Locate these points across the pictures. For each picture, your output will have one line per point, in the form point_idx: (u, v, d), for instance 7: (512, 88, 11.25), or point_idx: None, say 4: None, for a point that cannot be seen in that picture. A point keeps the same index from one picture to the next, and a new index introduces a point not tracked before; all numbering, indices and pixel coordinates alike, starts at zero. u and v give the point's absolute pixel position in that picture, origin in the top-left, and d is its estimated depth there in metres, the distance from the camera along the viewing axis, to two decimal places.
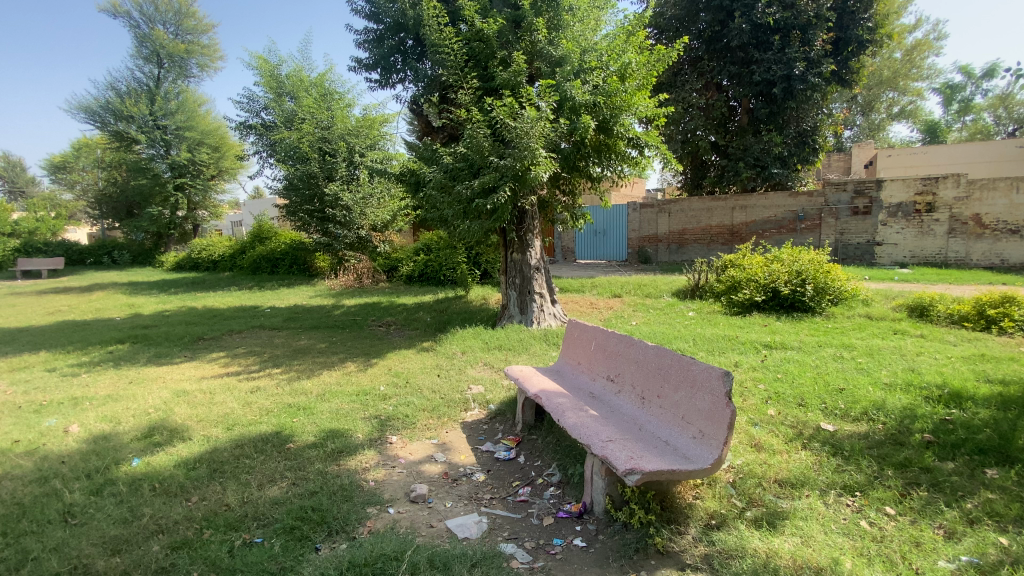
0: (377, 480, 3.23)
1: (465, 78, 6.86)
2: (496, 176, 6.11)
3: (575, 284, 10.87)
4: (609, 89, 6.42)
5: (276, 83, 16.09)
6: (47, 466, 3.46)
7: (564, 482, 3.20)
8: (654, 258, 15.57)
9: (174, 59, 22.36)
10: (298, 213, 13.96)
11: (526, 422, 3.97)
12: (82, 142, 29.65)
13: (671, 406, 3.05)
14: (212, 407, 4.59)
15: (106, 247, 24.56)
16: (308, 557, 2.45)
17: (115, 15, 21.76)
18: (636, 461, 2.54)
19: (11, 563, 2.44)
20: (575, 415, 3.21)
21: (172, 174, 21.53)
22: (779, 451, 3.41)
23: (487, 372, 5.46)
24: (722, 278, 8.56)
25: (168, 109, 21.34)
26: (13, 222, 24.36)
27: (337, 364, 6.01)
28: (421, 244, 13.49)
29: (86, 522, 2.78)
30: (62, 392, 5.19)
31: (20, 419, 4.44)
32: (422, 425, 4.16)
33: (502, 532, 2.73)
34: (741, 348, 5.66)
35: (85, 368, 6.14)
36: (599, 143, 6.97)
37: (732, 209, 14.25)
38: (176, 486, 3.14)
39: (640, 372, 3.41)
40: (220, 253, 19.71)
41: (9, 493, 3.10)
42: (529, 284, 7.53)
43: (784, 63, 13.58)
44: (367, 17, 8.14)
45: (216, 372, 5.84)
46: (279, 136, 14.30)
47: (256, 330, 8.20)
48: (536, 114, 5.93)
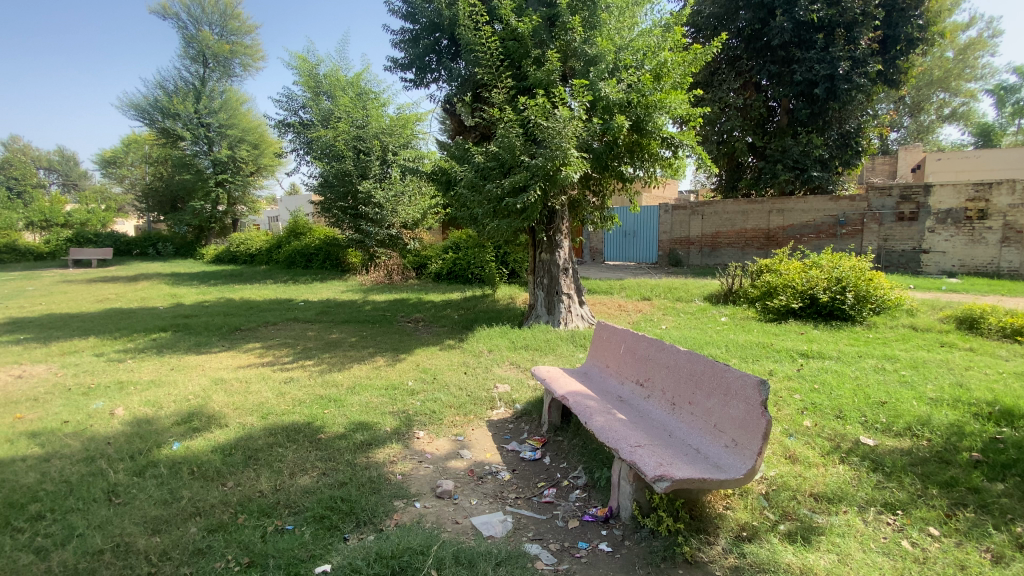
0: (404, 474, 3.27)
1: (499, 78, 6.87)
2: (526, 175, 6.08)
3: (604, 286, 10.74)
4: (642, 87, 6.32)
5: (315, 82, 16.55)
6: (94, 446, 3.63)
7: (590, 485, 3.17)
8: (685, 261, 15.33)
9: (218, 59, 23.19)
10: (332, 209, 14.28)
11: (552, 423, 3.95)
12: (132, 138, 31.18)
13: (703, 413, 2.98)
14: (247, 395, 4.74)
15: (151, 239, 25.65)
16: (337, 546, 2.50)
17: (165, 17, 22.75)
18: (666, 468, 2.49)
19: (59, 538, 2.57)
20: (602, 418, 3.16)
21: (215, 170, 22.36)
22: (816, 464, 3.29)
23: (514, 372, 5.46)
24: (756, 283, 8.34)
25: (211, 108, 22.19)
26: (67, 214, 25.77)
27: (366, 358, 6.12)
28: (450, 242, 13.59)
29: (129, 502, 2.91)
30: (109, 377, 5.45)
31: (70, 401, 4.68)
32: (449, 422, 4.18)
33: (527, 532, 2.72)
34: (776, 356, 5.49)
35: (130, 354, 6.43)
36: (632, 143, 6.86)
37: (768, 212, 13.90)
38: (213, 471, 3.24)
39: (671, 377, 3.34)
40: (257, 247, 20.35)
41: (58, 471, 3.27)
42: (557, 284, 7.49)
43: (827, 62, 13.12)
44: (403, 17, 8.23)
45: (252, 362, 6.02)
46: (315, 134, 14.66)
47: (290, 323, 8.43)
48: (569, 113, 5.90)
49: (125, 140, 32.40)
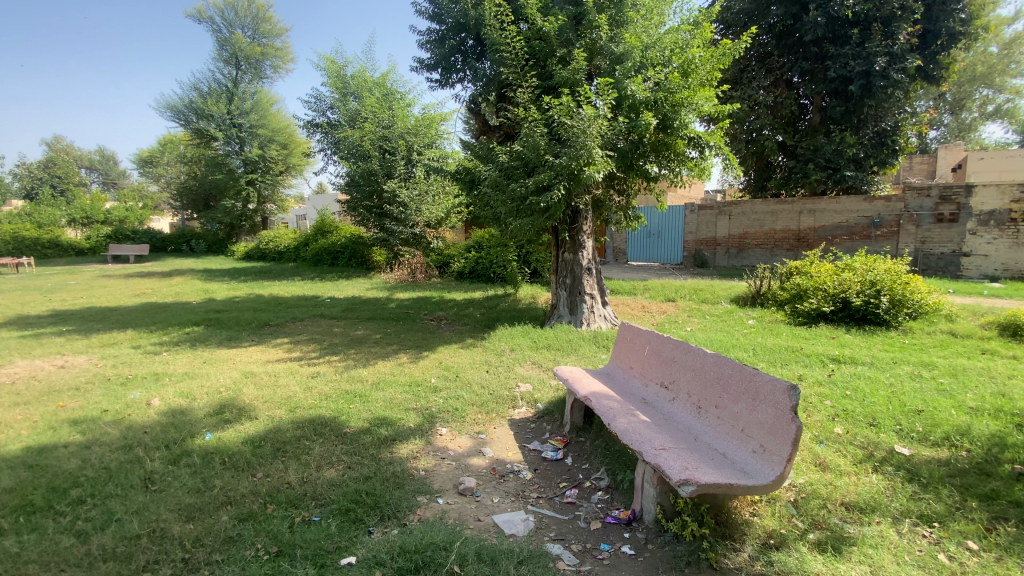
0: (427, 470, 3.31)
1: (524, 77, 6.86)
2: (550, 174, 6.05)
3: (627, 287, 10.64)
4: (670, 85, 6.24)
5: (342, 83, 16.89)
6: (131, 435, 3.78)
7: (612, 487, 3.14)
8: (711, 262, 15.07)
9: (250, 61, 23.81)
10: (358, 208, 14.49)
11: (574, 424, 3.94)
12: (168, 138, 32.30)
13: (730, 417, 2.93)
14: (276, 389, 4.86)
15: (185, 236, 26.51)
16: (362, 539, 2.54)
17: (200, 21, 23.48)
18: (691, 472, 2.46)
19: (98, 522, 2.68)
20: (625, 420, 3.13)
21: (246, 169, 23.00)
22: (847, 473, 3.19)
23: (536, 371, 5.45)
24: (786, 286, 8.14)
25: (243, 109, 22.83)
26: (106, 212, 26.82)
27: (390, 355, 6.19)
28: (473, 241, 13.66)
29: (164, 489, 3.02)
30: (145, 368, 5.66)
31: (109, 391, 4.87)
32: (471, 419, 4.20)
33: (549, 532, 2.72)
34: (806, 361, 5.35)
35: (165, 347, 6.66)
36: (658, 142, 6.78)
37: (799, 212, 13.55)
38: (243, 462, 3.34)
39: (696, 381, 3.29)
40: (285, 245, 20.82)
41: (98, 457, 3.41)
42: (579, 285, 7.45)
43: (863, 58, 12.72)
44: (430, 18, 8.28)
45: (280, 357, 6.16)
46: (342, 134, 14.93)
47: (317, 319, 8.60)
48: (594, 112, 5.86)
49: (162, 141, 33.58)
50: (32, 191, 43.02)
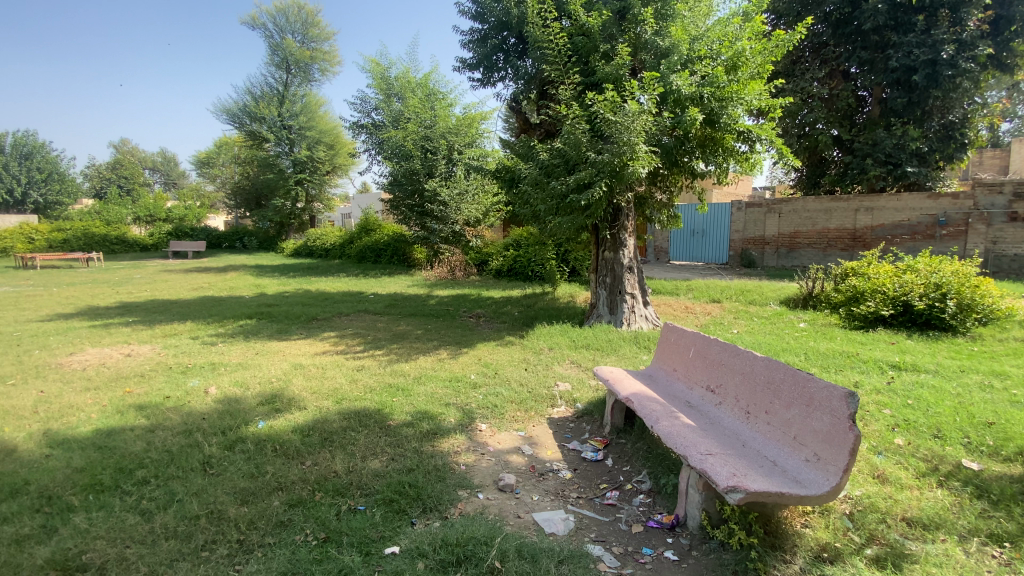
0: (468, 465, 3.34)
1: (567, 73, 6.78)
2: (592, 171, 5.96)
3: (670, 287, 10.39)
4: (718, 78, 6.07)
5: (386, 85, 17.34)
6: (191, 421, 4.01)
7: (654, 491, 3.07)
8: (759, 262, 14.50)
9: (300, 65, 24.71)
10: (400, 208, 14.86)
11: (614, 425, 3.88)
12: (224, 140, 34.02)
13: (781, 424, 2.81)
14: (323, 380, 5.04)
15: (239, 234, 27.85)
16: (405, 530, 2.60)
17: (254, 27, 24.56)
18: (739, 479, 2.37)
19: (162, 502, 2.86)
20: (669, 423, 3.05)
21: (295, 170, 23.92)
22: (909, 486, 3.00)
23: (575, 371, 5.40)
24: (841, 288, 7.75)
25: (293, 111, 23.77)
26: (168, 210, 28.49)
27: (431, 350, 6.30)
28: (511, 239, 13.66)
29: (221, 473, 3.18)
30: (203, 358, 5.98)
31: (171, 378, 5.19)
32: (510, 416, 4.21)
33: (589, 533, 2.69)
34: (862, 367, 5.07)
35: (221, 338, 7.02)
36: (705, 137, 6.58)
37: (855, 210, 12.87)
38: (293, 449, 3.47)
39: (745, 385, 3.18)
40: (331, 242, 21.53)
41: (161, 441, 3.63)
42: (620, 284, 7.33)
43: (928, 46, 11.95)
44: (473, 17, 8.34)
45: (327, 350, 6.38)
46: (387, 135, 15.33)
47: (361, 314, 8.85)
48: (638, 108, 5.75)
49: (218, 143, 35.43)
50: (101, 190, 46.25)
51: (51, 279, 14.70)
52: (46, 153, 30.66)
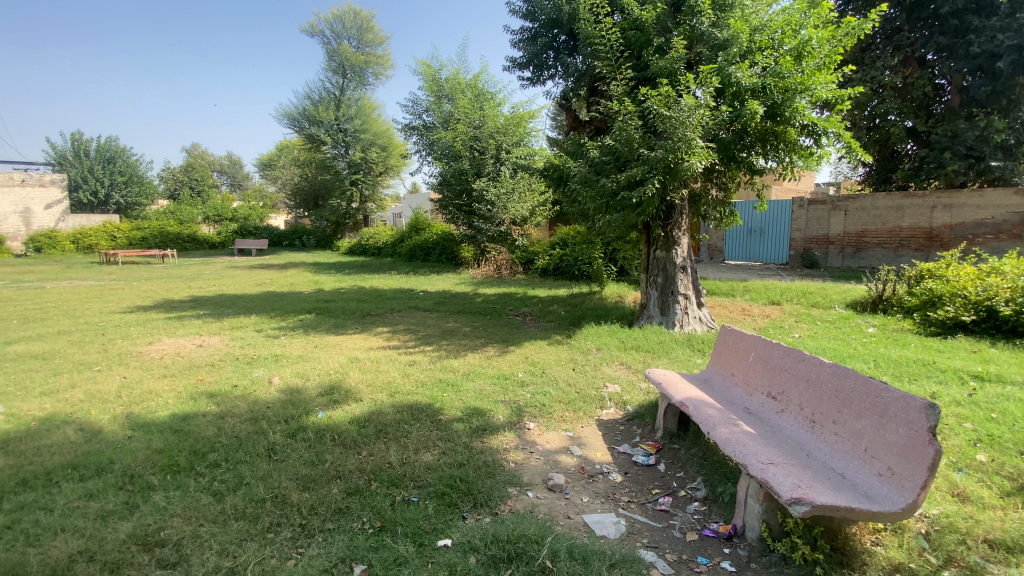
0: (517, 462, 3.36)
1: (619, 69, 6.63)
2: (644, 168, 5.80)
3: (725, 287, 10.00)
4: (781, 69, 5.80)
5: (437, 87, 17.73)
6: (257, 409, 4.24)
7: (710, 499, 2.97)
8: (822, 263, 13.71)
9: (355, 70, 25.67)
10: (449, 207, 15.16)
11: (667, 429, 3.78)
12: (286, 144, 35.86)
13: (850, 435, 2.64)
14: (378, 374, 5.21)
15: (298, 233, 29.21)
16: (457, 523, 2.64)
17: (313, 35, 25.71)
18: (804, 490, 2.25)
19: (232, 484, 3.05)
20: (727, 429, 2.93)
21: (350, 171, 24.87)
22: (993, 507, 2.74)
23: (625, 372, 5.31)
24: (915, 291, 7.20)
25: (349, 114, 24.74)
26: (234, 211, 30.31)
27: (479, 347, 6.37)
28: (558, 238, 13.57)
29: (284, 459, 3.35)
30: (267, 350, 6.33)
31: (238, 368, 5.52)
32: (558, 416, 4.19)
33: (641, 538, 2.63)
34: (940, 377, 4.68)
35: (283, 332, 7.40)
36: (766, 131, 6.31)
37: (931, 207, 11.96)
38: (350, 439, 3.61)
39: (811, 393, 3.01)
40: (383, 241, 22.20)
41: (230, 426, 3.87)
42: (672, 284, 7.12)
43: (1014, 31, 11.04)
44: (523, 16, 8.30)
45: (380, 345, 6.59)
46: (437, 136, 15.68)
47: (412, 310, 9.08)
48: (694, 102, 5.56)
49: (280, 146, 37.37)
50: (175, 192, 49.64)
51: (132, 274, 15.98)
52: (127, 157, 33.17)
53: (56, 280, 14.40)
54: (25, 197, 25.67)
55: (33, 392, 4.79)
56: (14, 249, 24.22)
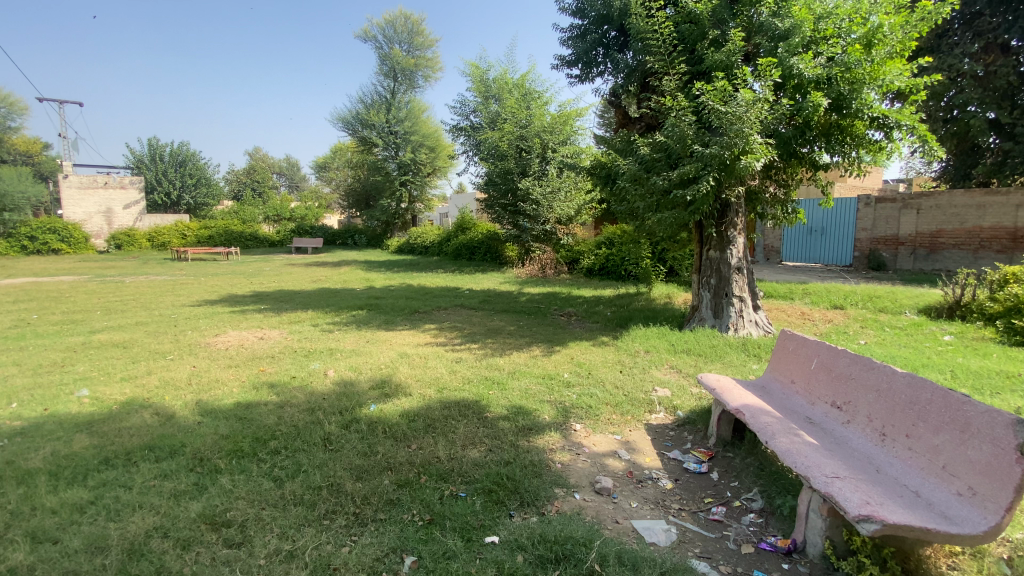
0: (564, 463, 3.33)
1: (673, 64, 6.43)
2: (698, 165, 5.62)
3: (782, 290, 9.54)
4: (849, 59, 5.48)
5: (485, 87, 17.92)
6: (313, 400, 4.43)
7: (767, 511, 2.84)
8: (890, 265, 12.81)
9: (406, 73, 26.37)
10: (494, 207, 15.26)
11: (721, 437, 3.64)
12: (340, 147, 37.31)
13: (926, 450, 2.45)
14: (426, 370, 5.32)
15: (350, 232, 30.28)
16: (504, 521, 2.66)
17: (366, 40, 26.60)
18: (873, 508, 2.10)
19: (291, 471, 3.20)
20: (787, 439, 2.79)
21: (399, 172, 25.56)
22: None
23: (675, 376, 5.16)
24: (999, 296, 6.59)
25: (399, 117, 25.41)
26: (292, 211, 31.81)
27: (524, 346, 6.38)
28: (604, 237, 13.35)
29: (339, 449, 3.48)
30: (321, 343, 6.60)
31: (296, 360, 5.79)
32: (605, 419, 4.13)
33: (693, 547, 2.55)
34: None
35: (336, 327, 7.70)
36: (830, 125, 5.98)
37: (1016, 205, 10.93)
38: (401, 433, 3.71)
39: (882, 404, 2.81)
40: (430, 240, 22.64)
41: (289, 416, 4.07)
42: (726, 286, 6.86)
43: None
44: (573, 14, 8.21)
45: (428, 341, 6.73)
46: (484, 136, 15.84)
47: (458, 308, 9.21)
48: (752, 96, 5.33)
49: (335, 149, 38.92)
50: (238, 193, 52.46)
51: (201, 270, 17.11)
52: (196, 160, 35.41)
53: (134, 274, 15.62)
54: (108, 198, 27.93)
55: (115, 378, 5.22)
56: (98, 247, 26.43)
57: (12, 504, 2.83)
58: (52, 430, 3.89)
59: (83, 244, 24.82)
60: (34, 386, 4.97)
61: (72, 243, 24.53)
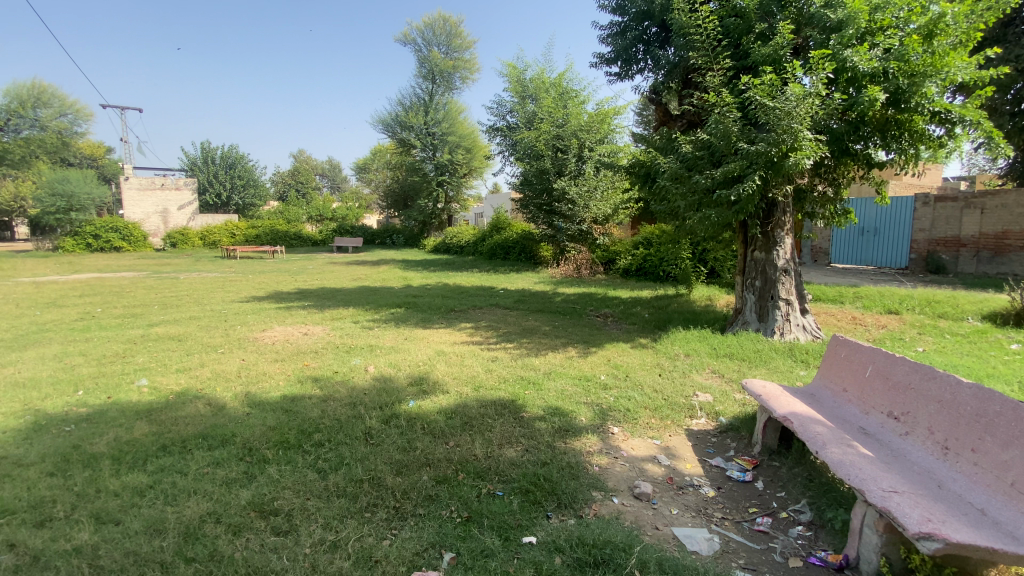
0: (601, 467, 3.29)
1: (717, 59, 6.25)
2: (743, 163, 5.44)
3: (831, 293, 9.12)
4: (907, 51, 5.19)
5: (522, 87, 17.97)
6: (355, 394, 4.55)
7: (816, 524, 2.72)
8: (951, 268, 12.05)
9: (444, 75, 26.77)
10: (529, 206, 15.24)
11: (766, 445, 3.51)
12: (380, 149, 38.26)
13: (994, 465, 2.29)
14: (463, 368, 5.38)
15: (389, 232, 30.96)
16: (541, 522, 2.65)
17: (406, 44, 27.17)
18: (935, 525, 1.97)
19: (334, 463, 3.30)
20: (839, 450, 2.66)
21: (436, 172, 25.92)
22: None
23: (718, 382, 5.00)
24: None
25: (437, 118, 25.81)
26: (333, 211, 32.80)
27: (560, 347, 6.35)
28: (642, 237, 13.12)
29: (379, 444, 3.56)
30: (361, 340, 6.77)
31: (338, 356, 5.96)
32: (644, 423, 4.05)
33: (738, 558, 2.46)
34: None
35: (376, 324, 7.89)
36: (886, 120, 5.68)
37: None
38: (439, 430, 3.76)
39: (944, 415, 2.65)
40: (466, 240, 22.86)
41: (331, 410, 4.19)
42: (772, 288, 6.61)
43: None
44: (613, 11, 8.10)
45: (465, 340, 6.79)
46: (520, 136, 15.87)
47: (494, 308, 9.26)
48: (802, 91, 5.12)
49: (375, 151, 39.95)
50: (283, 193, 54.60)
51: (248, 267, 17.87)
52: (245, 163, 37.04)
53: (188, 271, 16.46)
54: (164, 199, 29.52)
55: (172, 369, 5.52)
56: (155, 244, 27.94)
57: (79, 486, 3.03)
58: (114, 416, 4.14)
59: (142, 242, 26.30)
60: (99, 375, 5.31)
61: (132, 240, 26.03)
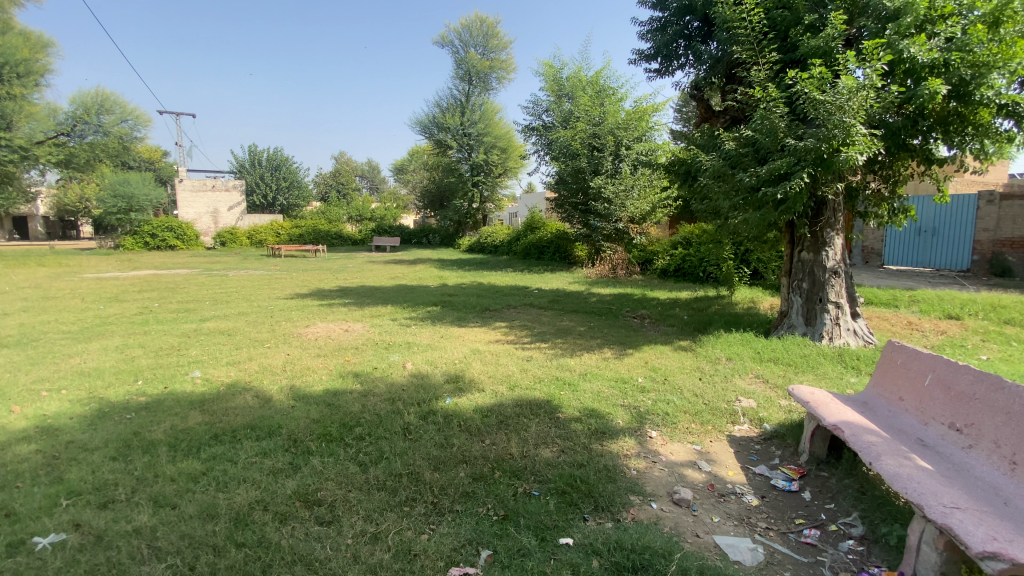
0: (639, 471, 3.24)
1: (763, 52, 6.02)
2: (790, 160, 5.23)
3: (885, 296, 8.66)
4: (971, 40, 4.87)
5: (558, 86, 17.90)
6: (393, 391, 4.65)
7: (869, 539, 2.59)
8: (1019, 271, 11.25)
9: (480, 76, 26.95)
10: (564, 206, 15.15)
11: (814, 454, 3.37)
12: (417, 150, 38.90)
13: None
14: (498, 367, 5.40)
15: (424, 231, 31.44)
16: (577, 524, 2.63)
17: (443, 46, 27.54)
18: (1002, 545, 1.84)
19: (374, 456, 3.38)
20: (896, 462, 2.52)
21: (472, 172, 26.11)
22: None
23: (761, 387, 4.83)
24: None
25: (473, 119, 26.02)
26: (372, 211, 33.57)
27: (596, 348, 6.28)
28: (680, 237, 12.83)
29: (417, 440, 3.62)
30: (399, 337, 6.90)
31: (376, 352, 6.11)
32: (683, 427, 3.96)
33: (784, 570, 2.38)
34: None
35: (413, 322, 8.03)
36: (948, 114, 5.35)
37: None
38: (475, 427, 3.79)
39: (1013, 429, 2.46)
40: (500, 240, 22.94)
41: (371, 404, 4.29)
42: (820, 291, 6.34)
43: None
44: (653, 6, 7.95)
45: (500, 339, 6.81)
46: (557, 135, 15.80)
47: (528, 308, 9.25)
48: (855, 83, 4.86)
49: (412, 152, 40.66)
50: (325, 194, 56.40)
51: (292, 265, 18.54)
52: (289, 165, 38.43)
53: (236, 269, 17.21)
54: (215, 199, 30.97)
55: (222, 362, 5.80)
56: (206, 243, 29.37)
57: (139, 470, 3.22)
58: (170, 406, 4.38)
59: (194, 241, 27.72)
60: (156, 366, 5.63)
61: (185, 239, 27.45)
